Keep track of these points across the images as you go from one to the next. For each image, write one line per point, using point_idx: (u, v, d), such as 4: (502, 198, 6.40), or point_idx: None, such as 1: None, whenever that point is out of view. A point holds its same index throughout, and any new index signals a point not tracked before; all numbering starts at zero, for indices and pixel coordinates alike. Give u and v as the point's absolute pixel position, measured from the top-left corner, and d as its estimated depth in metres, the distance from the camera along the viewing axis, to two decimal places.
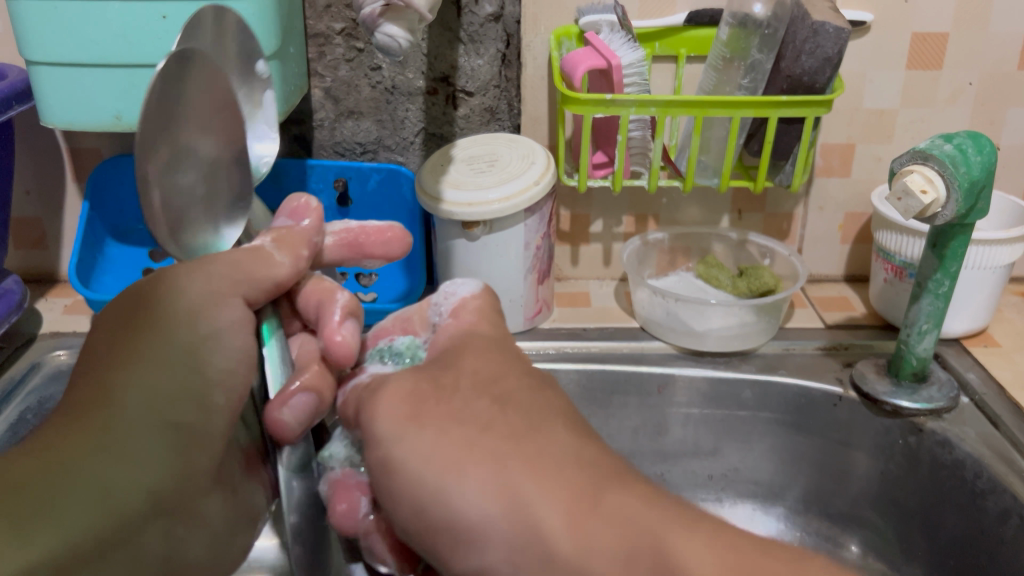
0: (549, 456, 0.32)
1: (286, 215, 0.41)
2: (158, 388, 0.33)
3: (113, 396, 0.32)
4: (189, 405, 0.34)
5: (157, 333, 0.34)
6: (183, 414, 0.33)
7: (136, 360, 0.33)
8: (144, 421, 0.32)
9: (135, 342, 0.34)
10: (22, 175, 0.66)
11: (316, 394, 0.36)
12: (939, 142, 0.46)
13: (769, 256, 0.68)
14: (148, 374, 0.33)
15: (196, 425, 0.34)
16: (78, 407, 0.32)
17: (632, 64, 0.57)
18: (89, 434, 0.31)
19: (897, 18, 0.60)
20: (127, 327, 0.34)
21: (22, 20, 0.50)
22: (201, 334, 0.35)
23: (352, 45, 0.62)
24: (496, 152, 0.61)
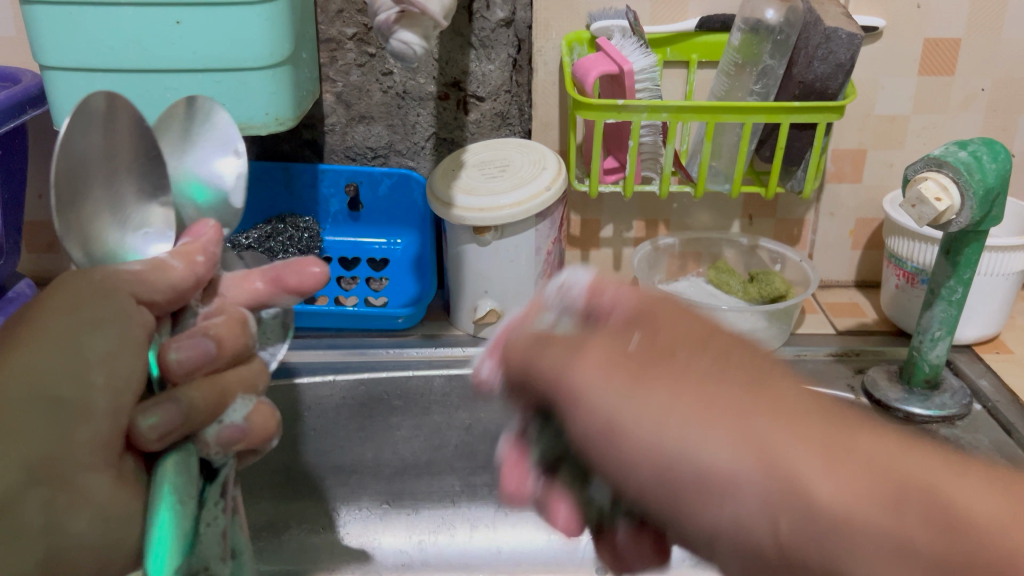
0: (874, 459, 0.20)
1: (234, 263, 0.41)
2: (16, 370, 0.26)
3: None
4: (66, 382, 0.26)
5: (52, 306, 0.28)
6: (61, 390, 0.26)
7: (18, 334, 0.27)
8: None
9: (16, 326, 0.27)
10: (35, 179, 0.67)
11: (179, 411, 0.29)
12: (953, 149, 0.46)
13: (780, 261, 0.68)
14: (15, 353, 0.26)
15: (81, 403, 0.26)
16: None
17: (643, 69, 0.57)
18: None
19: (910, 23, 0.60)
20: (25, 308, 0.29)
21: (35, 25, 0.50)
22: (92, 310, 0.28)
23: (364, 50, 0.62)
24: (507, 157, 0.61)
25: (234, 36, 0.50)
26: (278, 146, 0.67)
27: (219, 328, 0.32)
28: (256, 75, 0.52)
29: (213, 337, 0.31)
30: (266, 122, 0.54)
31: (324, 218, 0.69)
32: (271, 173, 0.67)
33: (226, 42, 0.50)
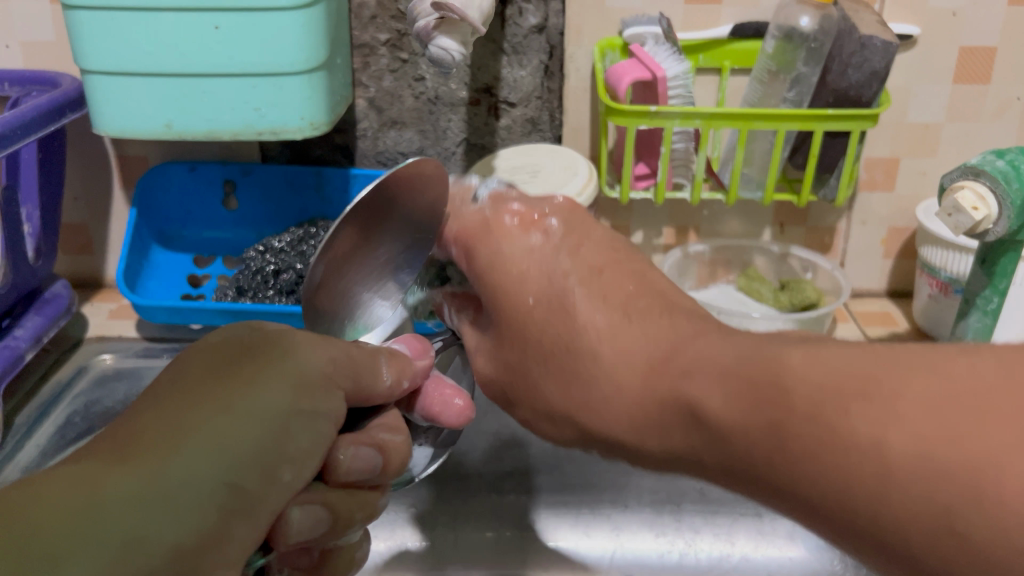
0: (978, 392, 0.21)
1: (405, 347, 0.39)
2: (221, 448, 0.29)
3: (183, 434, 0.29)
4: (255, 473, 0.30)
5: (265, 379, 0.32)
6: (246, 479, 0.29)
7: (231, 399, 0.30)
8: (146, 502, 0.27)
9: (230, 384, 0.31)
10: (72, 182, 0.68)
11: (327, 511, 0.33)
12: (991, 158, 0.46)
13: (811, 270, 0.67)
14: (217, 425, 0.29)
15: (255, 496, 0.30)
16: (129, 434, 0.29)
17: (677, 76, 0.56)
18: (118, 457, 0.28)
19: (945, 32, 0.60)
20: (240, 354, 0.33)
21: (77, 30, 0.50)
22: (306, 407, 0.32)
23: (396, 56, 0.63)
24: (537, 163, 0.61)
25: (272, 42, 0.51)
26: (311, 150, 0.68)
27: (388, 443, 0.36)
28: (292, 80, 0.53)
29: (376, 448, 0.35)
30: (301, 126, 0.55)
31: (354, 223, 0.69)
32: (303, 178, 0.67)
33: (264, 48, 0.51)
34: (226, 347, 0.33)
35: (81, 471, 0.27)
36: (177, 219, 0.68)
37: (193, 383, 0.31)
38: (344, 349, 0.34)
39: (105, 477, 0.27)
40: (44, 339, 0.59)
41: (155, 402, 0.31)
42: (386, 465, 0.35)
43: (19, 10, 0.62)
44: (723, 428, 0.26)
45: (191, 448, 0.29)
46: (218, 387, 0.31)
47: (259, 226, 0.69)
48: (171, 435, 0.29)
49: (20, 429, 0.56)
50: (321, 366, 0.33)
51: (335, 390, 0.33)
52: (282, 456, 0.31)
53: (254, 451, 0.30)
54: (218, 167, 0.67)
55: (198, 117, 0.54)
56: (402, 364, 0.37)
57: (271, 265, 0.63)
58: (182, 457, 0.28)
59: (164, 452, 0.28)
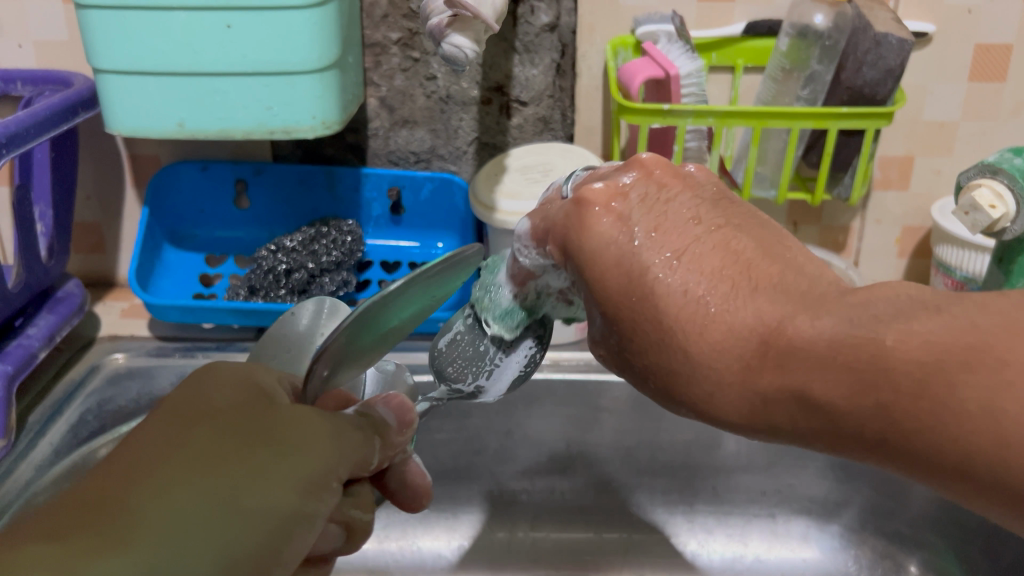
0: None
1: (391, 416, 0.36)
2: (216, 548, 0.27)
3: (180, 527, 0.27)
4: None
5: (275, 474, 0.29)
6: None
7: (235, 492, 0.28)
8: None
9: (236, 468, 0.29)
10: (85, 181, 0.68)
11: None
12: (1008, 155, 0.45)
13: (824, 269, 0.67)
14: (215, 520, 0.27)
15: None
16: (121, 510, 0.27)
17: (690, 74, 0.56)
18: (112, 539, 0.26)
19: (960, 29, 0.59)
20: (250, 427, 0.31)
21: (89, 30, 0.50)
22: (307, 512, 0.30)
23: (408, 55, 0.63)
24: (550, 162, 0.61)
25: (283, 40, 0.51)
26: (322, 149, 0.68)
27: (357, 520, 0.34)
28: (303, 79, 0.53)
29: (343, 526, 0.34)
30: (313, 125, 0.55)
31: (365, 221, 0.69)
32: (314, 178, 0.67)
33: (275, 46, 0.51)
34: (234, 415, 0.31)
35: (68, 548, 0.25)
36: (189, 218, 0.69)
37: (197, 456, 0.29)
38: (347, 450, 0.33)
39: (95, 564, 0.25)
40: (57, 337, 0.59)
41: (155, 470, 0.28)
42: (350, 536, 0.35)
43: (33, 9, 0.62)
44: (839, 412, 0.23)
45: (184, 543, 0.26)
46: (229, 471, 0.29)
47: (271, 226, 0.69)
48: (167, 525, 0.27)
49: (33, 428, 0.56)
50: (328, 467, 0.31)
51: (331, 493, 0.31)
52: (276, 559, 0.29)
53: (252, 554, 0.28)
54: (230, 166, 0.67)
55: (209, 117, 0.54)
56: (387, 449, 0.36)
57: (283, 264, 0.62)
58: (180, 555, 0.26)
59: (166, 544, 0.26)
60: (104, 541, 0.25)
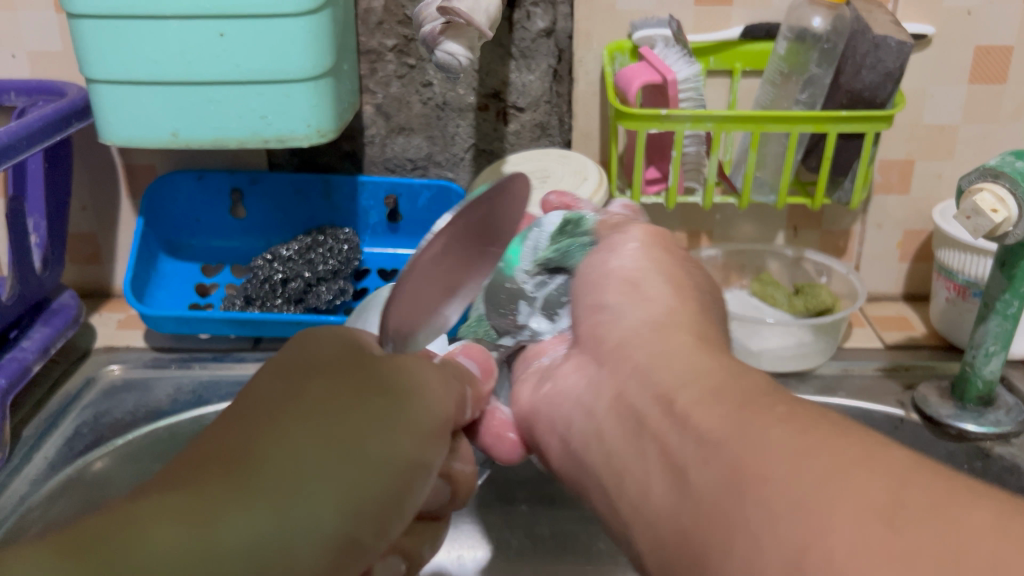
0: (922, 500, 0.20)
1: (474, 365, 0.37)
2: (342, 488, 0.25)
3: (305, 473, 0.25)
4: (376, 526, 0.26)
5: (393, 419, 0.28)
6: (366, 529, 0.25)
7: (355, 437, 0.27)
8: (262, 555, 0.23)
9: (349, 415, 0.27)
10: (79, 192, 0.67)
11: (405, 558, 0.32)
12: (1010, 158, 0.45)
13: (826, 273, 0.66)
14: (340, 462, 0.26)
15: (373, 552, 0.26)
16: (243, 460, 0.25)
17: (687, 79, 0.56)
18: (237, 490, 0.24)
19: (960, 32, 0.59)
20: (360, 378, 0.29)
21: (81, 40, 0.50)
22: (424, 460, 0.28)
23: (404, 61, 0.62)
24: (547, 168, 0.60)
25: (277, 48, 0.50)
26: (318, 157, 0.67)
27: (459, 473, 0.34)
28: (298, 87, 0.52)
29: (447, 480, 0.33)
30: (308, 133, 0.54)
31: (362, 230, 0.68)
32: (311, 186, 0.66)
33: (268, 54, 0.50)
34: (340, 369, 0.29)
35: (194, 502, 0.23)
36: (184, 229, 0.68)
37: (313, 406, 0.27)
38: (452, 401, 0.32)
39: (217, 515, 0.23)
40: (52, 349, 0.59)
41: (274, 423, 0.26)
42: (455, 495, 0.34)
43: (26, 19, 0.61)
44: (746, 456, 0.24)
45: (311, 483, 0.25)
46: (342, 417, 0.27)
47: (267, 235, 0.69)
48: (291, 470, 0.25)
49: (27, 442, 0.56)
50: (435, 411, 0.30)
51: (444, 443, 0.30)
52: (400, 510, 0.27)
53: (377, 500, 0.26)
54: (226, 175, 0.66)
55: (204, 126, 0.54)
56: (477, 393, 0.35)
57: (278, 274, 0.62)
58: (306, 500, 0.24)
59: (289, 488, 0.24)
60: (228, 494, 0.24)
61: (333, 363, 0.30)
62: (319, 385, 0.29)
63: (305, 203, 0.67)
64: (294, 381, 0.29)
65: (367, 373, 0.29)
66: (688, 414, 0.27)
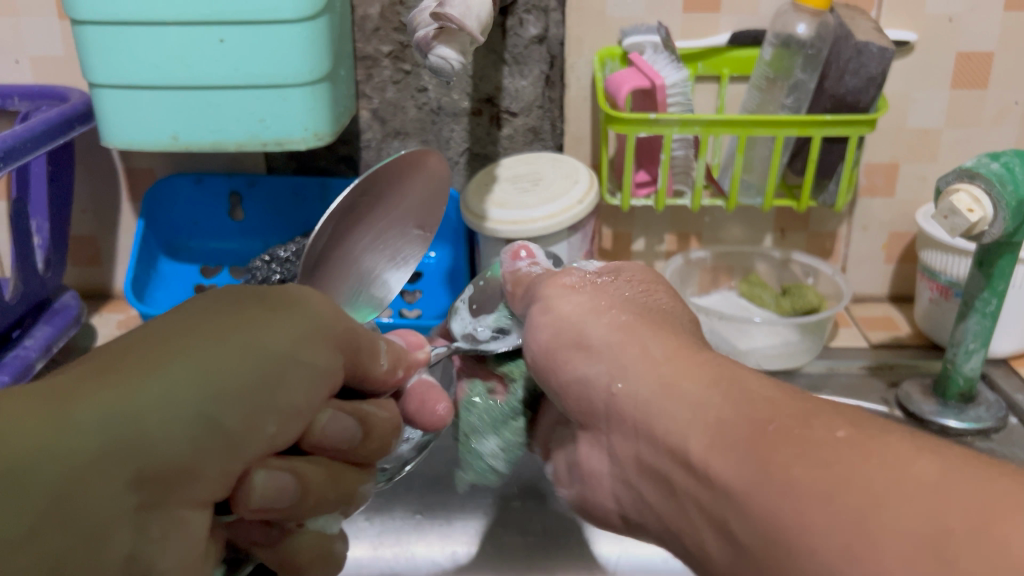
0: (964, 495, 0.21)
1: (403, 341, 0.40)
2: (197, 377, 0.27)
3: (161, 361, 0.27)
4: (237, 409, 0.27)
5: (264, 321, 0.30)
6: (226, 412, 0.27)
7: (220, 334, 0.28)
8: (113, 428, 0.24)
9: (223, 321, 0.29)
10: (81, 195, 0.69)
11: (298, 479, 0.29)
12: (985, 160, 0.46)
13: (812, 275, 0.68)
14: (201, 356, 0.27)
15: (238, 436, 0.27)
16: (108, 362, 0.26)
17: (677, 83, 0.57)
18: (89, 379, 0.25)
19: (941, 38, 0.60)
20: (242, 300, 0.31)
21: (85, 46, 0.51)
22: (299, 357, 0.30)
23: (399, 67, 0.64)
24: (540, 171, 0.61)
25: (275, 54, 0.52)
26: (315, 161, 0.68)
27: (369, 417, 0.33)
28: (295, 92, 0.53)
29: (357, 418, 0.33)
30: (305, 137, 0.55)
31: None
32: (308, 190, 0.68)
33: (267, 60, 0.52)
34: (229, 297, 0.31)
35: (47, 389, 0.25)
36: (184, 231, 0.69)
37: (195, 318, 0.29)
38: (348, 321, 0.33)
39: (66, 394, 0.25)
40: (54, 348, 0.60)
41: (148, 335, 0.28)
42: (368, 436, 0.33)
43: (30, 25, 0.63)
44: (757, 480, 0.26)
45: (167, 372, 0.26)
46: (215, 323, 0.29)
47: (265, 236, 0.70)
48: (145, 363, 0.26)
49: None
50: (319, 320, 0.31)
51: (329, 349, 0.31)
52: (270, 396, 0.28)
53: (238, 383, 0.27)
54: (224, 178, 0.68)
55: (204, 129, 0.55)
56: (402, 352, 0.36)
57: (277, 274, 0.63)
58: (159, 379, 0.26)
59: (143, 372, 0.26)
60: (83, 380, 0.25)
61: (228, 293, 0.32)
62: (206, 306, 0.30)
63: (302, 205, 0.68)
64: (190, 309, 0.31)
65: (253, 298, 0.31)
66: (701, 411, 0.28)
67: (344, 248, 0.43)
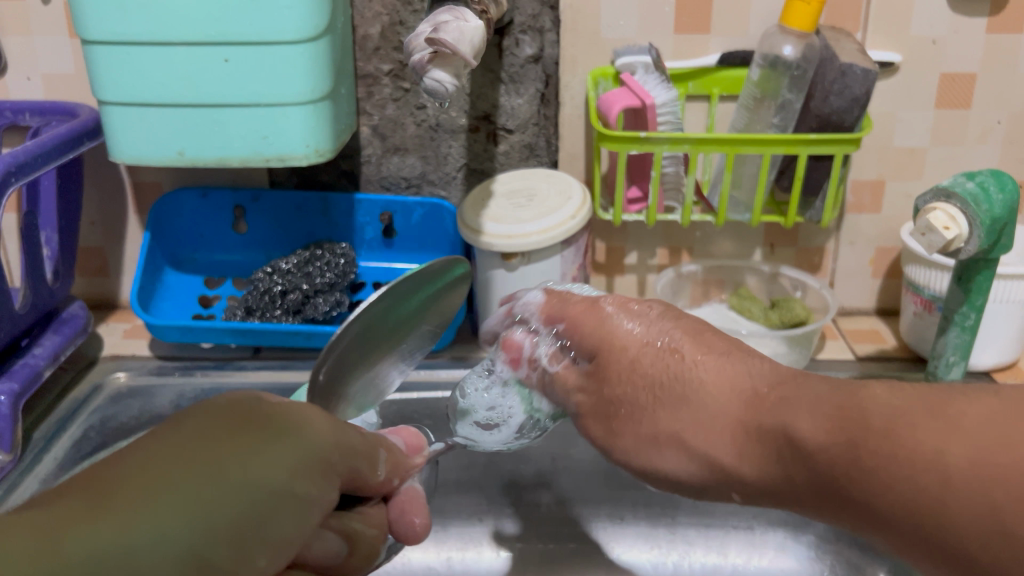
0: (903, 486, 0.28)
1: (400, 441, 0.41)
2: (195, 515, 0.27)
3: (162, 493, 0.27)
4: (227, 549, 0.27)
5: (266, 450, 0.30)
6: (216, 552, 0.27)
7: (219, 463, 0.28)
8: (101, 574, 0.24)
9: (225, 445, 0.29)
10: (89, 208, 0.71)
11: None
12: (962, 179, 0.48)
13: (800, 289, 0.69)
14: (200, 489, 0.27)
15: (226, 571, 0.27)
16: (108, 485, 0.27)
17: (666, 103, 0.59)
18: (85, 514, 0.25)
19: (925, 60, 0.62)
20: (244, 413, 0.31)
21: (95, 65, 0.53)
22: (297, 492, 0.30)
23: (399, 86, 0.66)
24: (534, 187, 0.63)
25: (277, 73, 0.54)
26: (317, 176, 0.70)
27: (360, 533, 0.34)
28: (297, 109, 0.55)
29: (344, 537, 0.34)
30: (306, 153, 0.57)
31: (358, 244, 0.71)
32: (310, 204, 0.70)
33: (270, 79, 0.54)
34: (230, 401, 0.31)
35: (45, 523, 0.25)
36: (189, 243, 0.71)
37: (197, 434, 0.29)
38: (350, 437, 0.34)
39: (61, 530, 0.25)
40: (62, 356, 0.62)
41: (149, 448, 0.28)
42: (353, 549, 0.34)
43: (41, 43, 0.65)
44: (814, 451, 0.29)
45: (166, 508, 0.26)
46: (216, 447, 0.29)
47: (268, 249, 0.72)
48: (143, 493, 0.27)
49: (38, 443, 0.58)
50: (316, 443, 0.31)
51: (327, 478, 0.31)
52: (261, 535, 0.28)
53: (231, 524, 0.27)
54: (229, 193, 0.70)
55: (209, 145, 0.57)
56: (401, 458, 0.37)
57: (278, 285, 0.65)
58: (158, 516, 0.26)
59: (142, 508, 0.26)
60: (84, 511, 0.26)
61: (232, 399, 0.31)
62: (208, 414, 0.30)
63: (305, 219, 0.70)
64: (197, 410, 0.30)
65: (258, 416, 0.31)
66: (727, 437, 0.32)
67: (353, 360, 0.42)
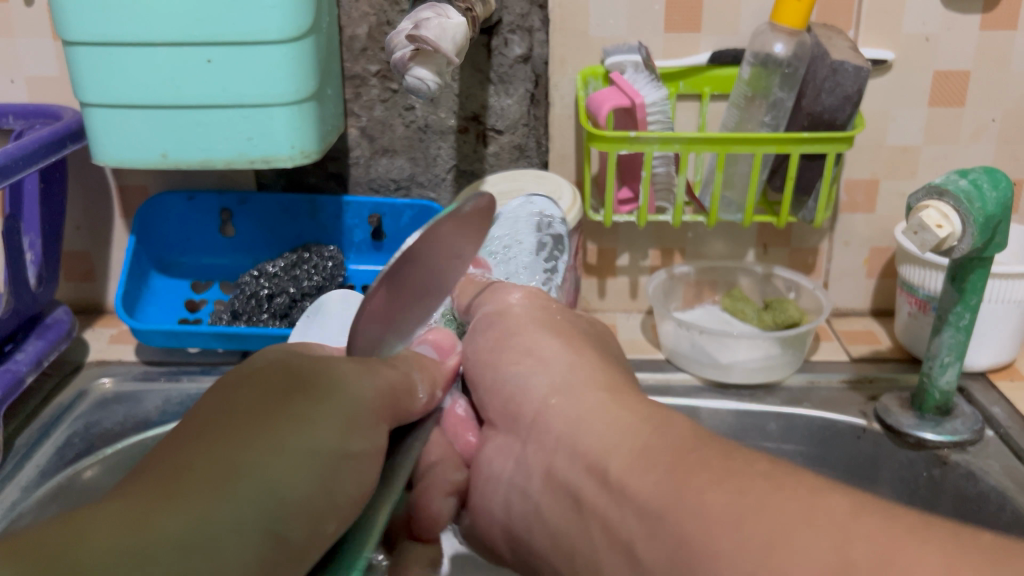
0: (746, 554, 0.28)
1: (434, 347, 0.43)
2: (267, 490, 0.27)
3: (236, 472, 0.27)
4: (301, 523, 0.27)
5: (317, 415, 0.30)
6: (292, 527, 0.27)
7: (274, 434, 0.28)
8: (196, 553, 0.24)
9: (275, 417, 0.29)
10: (74, 211, 0.70)
11: None
12: (954, 177, 0.47)
13: (794, 289, 0.69)
14: (268, 462, 0.27)
15: (303, 546, 0.27)
16: (175, 476, 0.26)
17: (655, 102, 0.58)
18: (160, 498, 0.25)
19: (918, 58, 0.62)
20: (281, 385, 0.31)
21: (76, 66, 0.53)
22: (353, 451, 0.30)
23: (387, 86, 0.65)
24: (524, 188, 0.63)
25: (261, 74, 0.53)
26: (305, 178, 0.69)
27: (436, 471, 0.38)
28: (281, 110, 0.54)
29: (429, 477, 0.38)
30: (292, 154, 0.56)
31: (347, 247, 0.70)
32: (297, 206, 0.69)
33: (254, 80, 0.53)
34: (260, 376, 0.31)
35: (129, 510, 0.24)
36: (176, 247, 0.70)
37: (240, 413, 0.29)
38: (385, 382, 0.34)
39: (141, 515, 0.24)
40: (45, 362, 0.61)
41: (203, 435, 0.28)
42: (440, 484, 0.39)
43: (24, 45, 0.64)
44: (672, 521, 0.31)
45: (240, 484, 0.26)
46: (268, 422, 0.29)
47: (255, 253, 0.71)
48: (217, 478, 0.26)
49: (20, 450, 0.58)
50: (360, 402, 0.32)
51: (374, 432, 0.32)
52: (329, 501, 0.29)
53: (301, 495, 0.28)
54: (215, 196, 0.69)
55: (193, 147, 0.56)
56: (440, 376, 0.39)
57: (265, 289, 0.64)
58: (233, 494, 0.26)
59: (218, 487, 0.26)
60: (160, 496, 0.25)
61: (262, 376, 0.32)
62: (247, 394, 0.30)
63: (293, 221, 0.69)
64: (232, 394, 0.31)
65: (293, 381, 0.31)
66: (619, 486, 0.32)
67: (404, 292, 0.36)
